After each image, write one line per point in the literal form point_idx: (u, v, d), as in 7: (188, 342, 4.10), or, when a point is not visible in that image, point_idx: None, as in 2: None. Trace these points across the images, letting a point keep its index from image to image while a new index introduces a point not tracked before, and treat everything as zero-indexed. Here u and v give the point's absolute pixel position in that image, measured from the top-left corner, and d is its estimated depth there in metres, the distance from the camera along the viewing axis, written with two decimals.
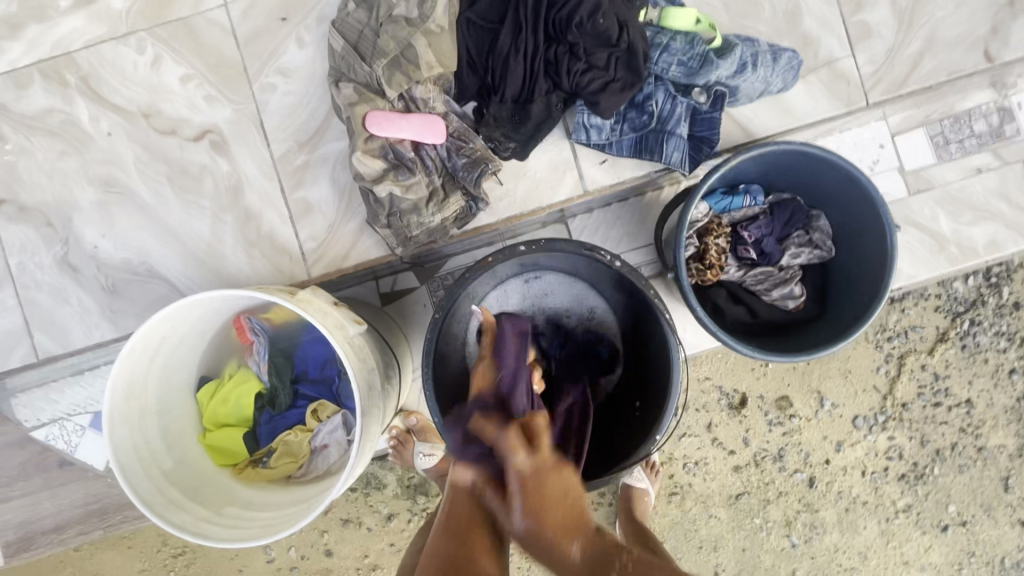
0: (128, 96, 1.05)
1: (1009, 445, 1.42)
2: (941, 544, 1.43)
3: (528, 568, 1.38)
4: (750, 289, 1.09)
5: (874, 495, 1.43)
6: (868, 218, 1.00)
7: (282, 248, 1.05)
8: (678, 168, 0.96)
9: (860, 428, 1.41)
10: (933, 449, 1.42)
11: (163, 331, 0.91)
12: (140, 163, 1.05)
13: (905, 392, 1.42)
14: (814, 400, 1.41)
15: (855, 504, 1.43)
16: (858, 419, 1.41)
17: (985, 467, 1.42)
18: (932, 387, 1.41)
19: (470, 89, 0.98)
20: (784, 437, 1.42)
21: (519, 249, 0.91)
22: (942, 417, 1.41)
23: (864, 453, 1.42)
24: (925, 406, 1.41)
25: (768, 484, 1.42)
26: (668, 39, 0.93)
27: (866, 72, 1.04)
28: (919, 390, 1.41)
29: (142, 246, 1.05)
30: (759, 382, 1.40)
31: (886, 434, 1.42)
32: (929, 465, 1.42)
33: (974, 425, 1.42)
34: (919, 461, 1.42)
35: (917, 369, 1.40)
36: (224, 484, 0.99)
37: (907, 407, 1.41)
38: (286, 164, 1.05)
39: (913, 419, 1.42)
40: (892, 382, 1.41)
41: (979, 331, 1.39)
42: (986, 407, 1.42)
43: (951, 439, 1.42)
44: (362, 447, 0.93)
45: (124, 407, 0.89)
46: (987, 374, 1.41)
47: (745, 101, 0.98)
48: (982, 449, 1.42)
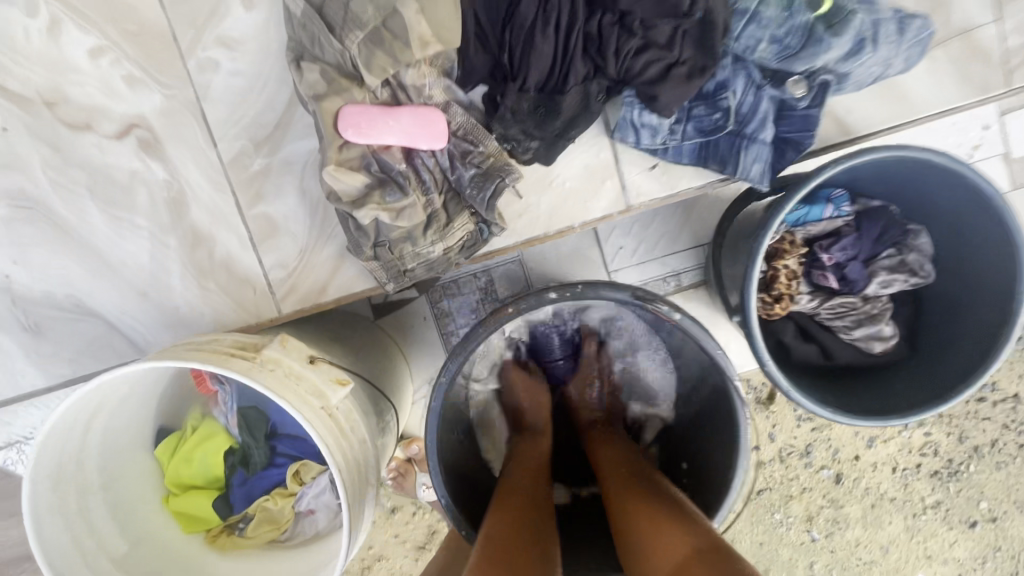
0: (22, 77, 0.78)
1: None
2: (967, 539, 1.28)
3: None
4: (823, 324, 0.89)
5: (902, 491, 1.28)
6: (994, 244, 0.77)
7: (242, 279, 0.83)
8: (756, 185, 0.72)
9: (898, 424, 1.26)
10: (971, 445, 1.26)
11: (90, 403, 0.72)
12: (49, 169, 0.81)
13: None
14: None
15: (881, 500, 1.28)
16: None
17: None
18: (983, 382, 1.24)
19: (480, 70, 0.72)
20: (814, 432, 1.27)
21: (548, 296, 0.73)
22: (983, 411, 1.25)
23: (896, 449, 1.27)
24: (967, 402, 1.25)
25: (792, 480, 1.28)
26: (758, 3, 0.66)
27: (1013, 45, 0.76)
28: None
29: (67, 276, 0.83)
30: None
31: (923, 429, 1.26)
32: (965, 461, 1.26)
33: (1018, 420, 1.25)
34: (954, 457, 1.26)
35: None
36: (192, 562, 0.84)
37: None
38: (240, 169, 0.80)
39: (953, 414, 1.25)
40: None
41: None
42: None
43: (991, 435, 1.26)
44: (353, 538, 0.76)
45: (52, 496, 0.73)
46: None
47: (853, 88, 0.72)
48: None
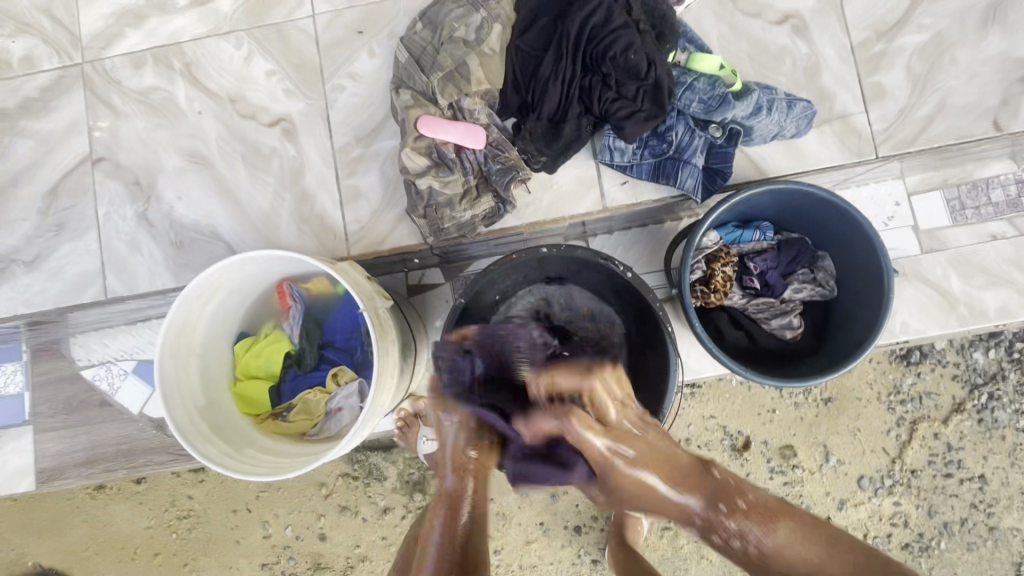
0: (220, 83, 1.22)
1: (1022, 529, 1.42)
2: None
3: None
4: (751, 317, 1.16)
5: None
6: (869, 261, 1.06)
7: (329, 227, 1.18)
8: (691, 194, 1.06)
9: (865, 488, 1.42)
10: (941, 521, 1.43)
11: (218, 281, 1.03)
12: (221, 141, 1.21)
13: (915, 459, 1.43)
14: (819, 453, 1.43)
15: None
16: (863, 479, 1.42)
17: (995, 548, 1.42)
18: (944, 458, 1.43)
19: (512, 106, 1.11)
20: (784, 486, 1.43)
21: (540, 251, 0.98)
22: (952, 488, 1.42)
23: (866, 515, 1.43)
24: (936, 475, 1.42)
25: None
26: (692, 80, 1.05)
27: (878, 128, 1.11)
28: (930, 458, 1.42)
29: (209, 211, 1.20)
30: (764, 427, 1.43)
31: (892, 499, 1.42)
32: (936, 537, 1.43)
33: (985, 502, 1.42)
34: (925, 531, 1.43)
35: (929, 437, 1.42)
36: (247, 430, 1.09)
37: (915, 474, 1.42)
38: (344, 155, 1.19)
39: (922, 487, 1.43)
40: (901, 447, 1.42)
41: (997, 407, 1.42)
42: (1001, 486, 1.42)
43: (960, 513, 1.43)
44: (372, 409, 1.01)
45: (174, 344, 1.01)
46: (1003, 452, 1.43)
47: (759, 141, 1.07)
48: (993, 528, 1.42)
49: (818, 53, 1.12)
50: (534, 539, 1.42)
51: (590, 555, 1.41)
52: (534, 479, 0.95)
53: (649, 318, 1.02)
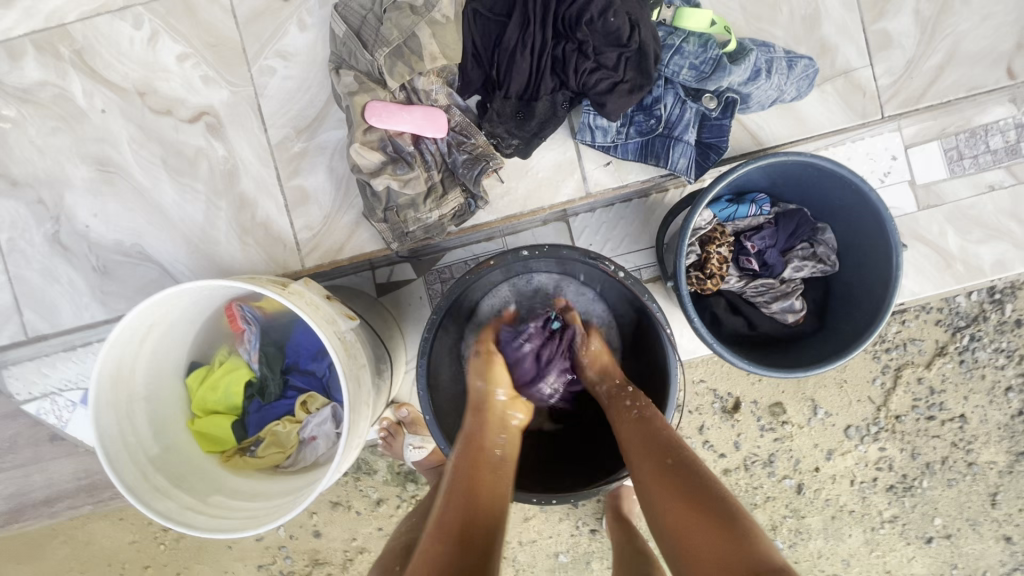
0: (123, 73, 1.02)
1: (999, 462, 1.41)
2: (924, 555, 1.44)
3: (513, 557, 1.42)
4: (749, 300, 1.08)
5: (861, 504, 1.43)
6: (876, 235, 0.97)
7: (276, 237, 1.03)
8: (683, 176, 0.93)
9: (852, 437, 1.41)
10: (923, 462, 1.41)
11: (151, 318, 0.90)
12: (133, 144, 1.03)
13: (900, 405, 1.41)
14: (807, 408, 1.40)
15: (841, 512, 1.43)
16: (850, 429, 1.40)
17: (973, 482, 1.41)
18: (927, 402, 1.40)
19: (475, 83, 0.95)
20: (775, 442, 1.41)
21: (522, 254, 0.89)
22: (934, 430, 1.40)
23: (853, 462, 1.42)
24: (918, 419, 1.40)
25: (756, 488, 1.43)
26: (681, 41, 0.90)
27: (884, 84, 1.00)
28: (914, 403, 1.40)
29: (133, 228, 1.04)
30: (753, 388, 1.39)
31: (878, 444, 1.41)
32: (919, 477, 1.42)
33: (966, 440, 1.40)
34: (908, 472, 1.42)
35: (913, 382, 1.38)
36: (211, 472, 0.99)
37: (900, 419, 1.40)
38: (284, 151, 1.02)
39: (906, 431, 1.41)
40: (886, 394, 1.39)
41: (978, 347, 1.38)
42: (980, 423, 1.40)
43: (942, 452, 1.41)
44: (350, 443, 0.91)
45: (110, 394, 0.89)
46: (983, 391, 1.40)
47: (757, 109, 0.95)
48: (972, 464, 1.41)
49: None
50: (531, 516, 1.40)
51: (588, 525, 1.39)
52: (535, 503, 0.88)
53: (644, 316, 0.93)
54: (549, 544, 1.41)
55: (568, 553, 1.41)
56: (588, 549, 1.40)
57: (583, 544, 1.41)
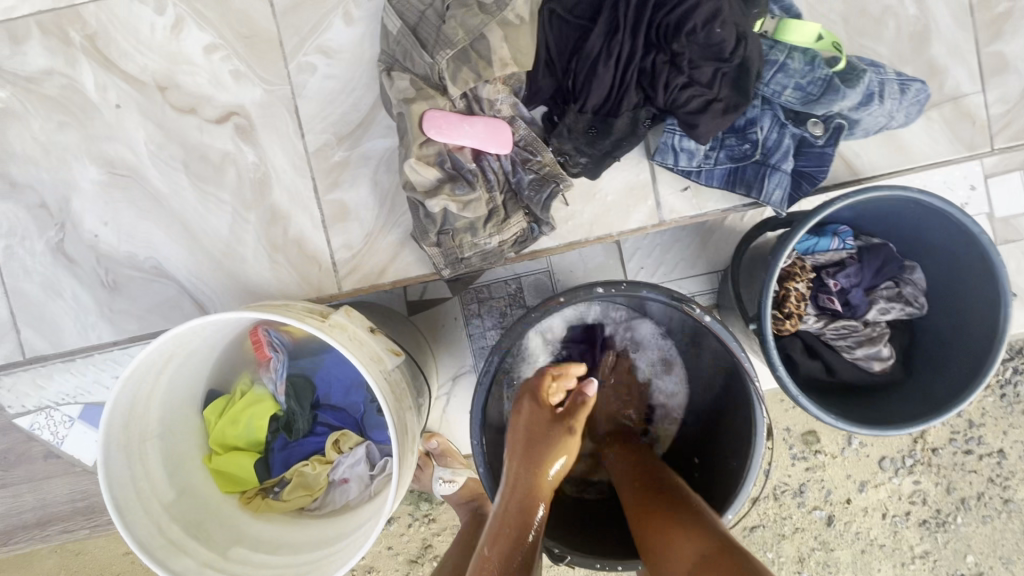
0: (142, 63, 0.90)
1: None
2: None
3: None
4: (828, 342, 0.98)
5: (892, 538, 1.35)
6: (981, 281, 0.88)
7: (311, 256, 0.92)
8: (775, 209, 0.83)
9: (886, 469, 1.33)
10: (958, 497, 1.33)
11: (172, 348, 0.79)
12: (152, 145, 0.91)
13: (936, 436, 1.33)
14: (841, 437, 1.32)
15: (872, 546, 1.34)
16: (884, 460, 1.33)
17: (1008, 520, 1.33)
18: (965, 435, 1.32)
19: (545, 92, 0.85)
20: (807, 471, 1.34)
21: (596, 291, 0.79)
22: (972, 465, 1.32)
23: (886, 495, 1.33)
24: (955, 452, 1.32)
25: (785, 519, 1.35)
26: (785, 57, 0.80)
27: (996, 112, 0.90)
28: (951, 435, 1.32)
29: (149, 240, 0.92)
30: (787, 414, 1.32)
31: (912, 477, 1.33)
32: (953, 513, 1.33)
33: (1003, 477, 1.32)
34: (942, 507, 1.33)
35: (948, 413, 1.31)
36: (232, 519, 0.88)
37: (936, 452, 1.32)
38: (322, 159, 0.91)
39: (942, 465, 1.33)
40: (924, 425, 1.32)
41: (1020, 380, 1.30)
42: (1019, 458, 1.32)
43: (977, 488, 1.33)
44: (396, 495, 0.81)
45: (122, 435, 0.78)
46: (1022, 425, 1.31)
47: (861, 136, 0.84)
48: (1008, 501, 1.32)
49: (931, 14, 0.88)
50: None
51: None
52: (598, 568, 0.77)
53: (728, 362, 0.84)
54: None
55: None
56: None
57: None
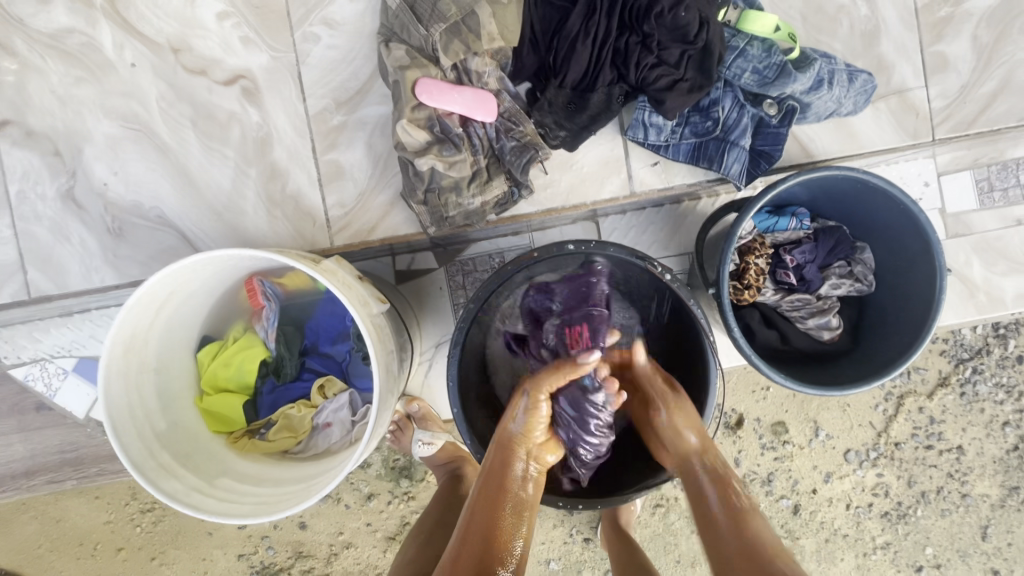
0: (158, 26, 0.97)
1: (992, 495, 1.40)
2: None
3: None
4: (784, 314, 1.07)
5: (855, 528, 1.42)
6: (921, 258, 0.96)
7: (306, 212, 0.99)
8: (734, 182, 0.93)
9: (851, 461, 1.39)
10: (919, 490, 1.40)
11: (172, 285, 0.85)
12: (162, 102, 0.98)
13: (900, 432, 1.40)
14: (809, 429, 1.39)
15: (835, 535, 1.41)
16: (850, 452, 1.39)
17: (965, 514, 1.40)
18: (926, 430, 1.39)
19: (528, 68, 0.93)
20: (775, 462, 1.40)
21: (567, 247, 0.86)
22: (931, 459, 1.39)
23: (850, 487, 1.41)
24: (917, 447, 1.39)
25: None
26: (745, 44, 0.90)
27: (936, 106, 1.01)
28: (913, 431, 1.39)
29: (155, 191, 0.98)
30: (758, 404, 1.37)
31: (875, 470, 1.40)
32: (913, 505, 1.41)
33: (961, 471, 1.40)
34: (903, 500, 1.41)
35: (914, 411, 1.38)
36: (219, 454, 0.94)
37: (899, 446, 1.39)
38: (321, 123, 0.98)
39: (904, 458, 1.40)
40: (888, 421, 1.39)
41: (979, 379, 1.37)
42: (976, 455, 1.40)
43: (937, 482, 1.40)
44: (374, 432, 0.87)
45: (122, 362, 0.83)
46: (981, 423, 1.39)
47: (813, 119, 0.94)
48: (965, 495, 1.40)
49: (880, 15, 0.99)
50: None
51: (582, 533, 1.36)
52: (560, 507, 0.86)
53: (688, 322, 0.92)
54: (540, 550, 1.38)
55: (559, 561, 1.37)
56: (580, 558, 1.37)
57: (575, 553, 1.38)
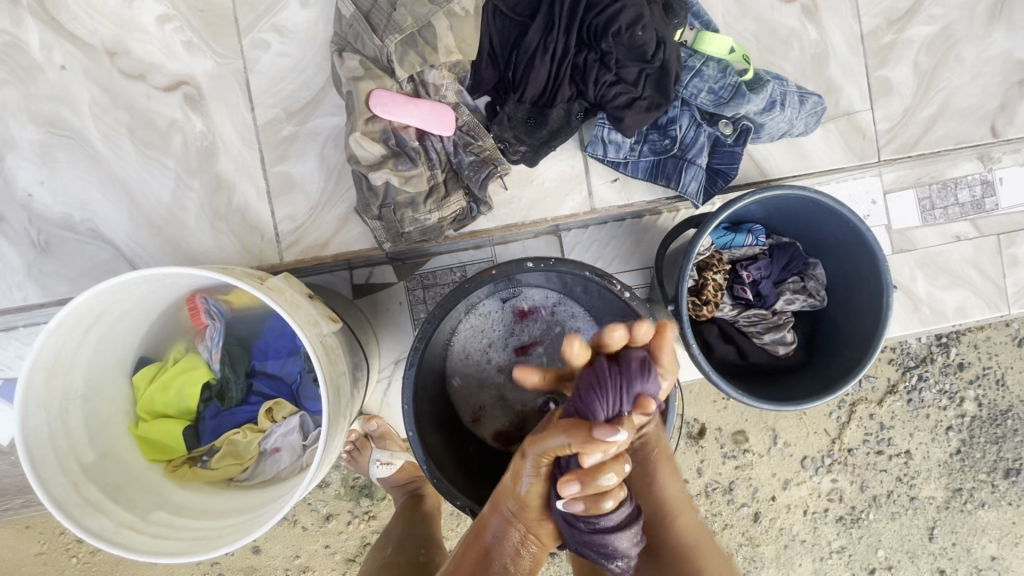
0: (92, 28, 0.91)
1: (938, 497, 1.45)
2: None
3: None
4: (741, 329, 1.08)
5: (812, 534, 1.44)
6: (869, 276, 0.99)
7: (253, 225, 0.94)
8: (692, 200, 0.94)
9: (807, 468, 1.42)
10: (870, 494, 1.45)
11: (103, 304, 0.79)
12: (96, 108, 0.91)
13: (852, 438, 1.44)
14: (768, 437, 1.41)
15: (793, 541, 1.44)
16: (806, 460, 1.42)
17: (914, 516, 1.45)
18: (877, 436, 1.44)
19: (488, 82, 0.92)
20: (736, 470, 1.41)
21: (526, 266, 0.86)
22: (882, 464, 1.44)
23: (807, 492, 1.43)
24: (868, 452, 1.44)
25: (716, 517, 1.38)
26: (701, 64, 0.91)
27: (882, 128, 1.05)
28: (865, 437, 1.43)
29: (87, 203, 0.92)
30: (718, 414, 1.39)
31: (830, 476, 1.43)
32: (865, 509, 1.45)
33: (910, 475, 1.45)
34: (856, 504, 1.44)
35: (865, 418, 1.42)
36: (154, 485, 0.87)
37: (852, 452, 1.43)
38: (271, 133, 0.94)
39: (856, 464, 1.44)
40: (841, 427, 1.42)
41: (924, 387, 1.43)
42: (923, 459, 1.45)
43: (887, 486, 1.45)
44: (323, 459, 0.83)
45: (43, 389, 0.76)
46: (927, 428, 1.45)
47: (767, 139, 0.96)
48: (913, 498, 1.45)
49: (829, 39, 1.02)
50: None
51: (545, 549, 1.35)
52: None
53: None
54: None
55: None
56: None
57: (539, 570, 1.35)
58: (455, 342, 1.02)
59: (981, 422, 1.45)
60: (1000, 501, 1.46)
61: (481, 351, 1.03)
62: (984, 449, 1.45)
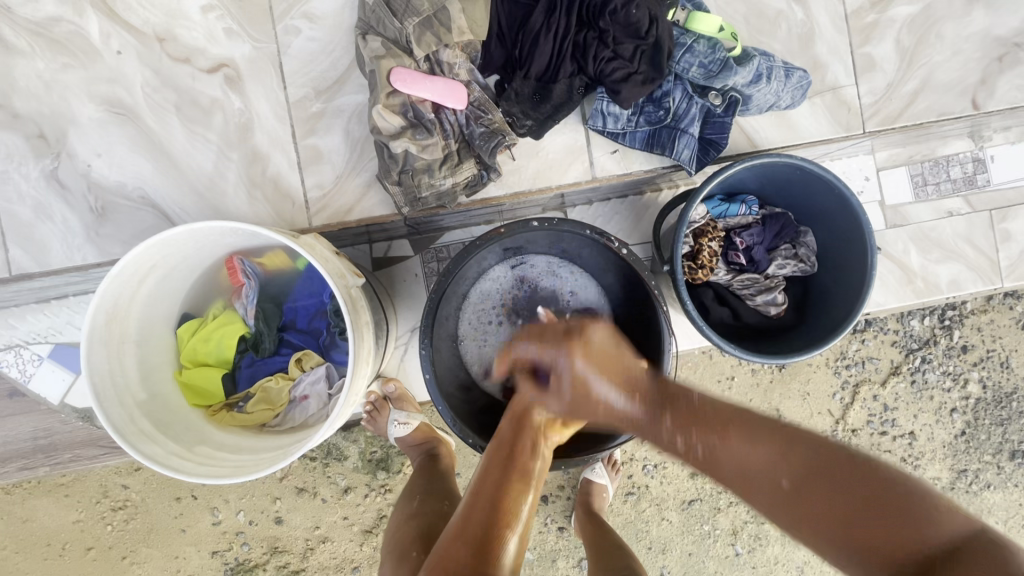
0: (144, 17, 1.02)
1: (942, 478, 1.49)
2: None
3: None
4: (736, 293, 1.15)
5: None
6: (853, 239, 1.06)
7: (285, 193, 1.04)
8: (685, 166, 1.03)
9: None
10: None
11: (156, 257, 0.89)
12: (147, 88, 1.02)
13: (856, 418, 1.48)
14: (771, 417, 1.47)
15: None
16: None
17: None
18: (881, 417, 1.48)
19: (496, 61, 1.00)
20: None
21: (531, 225, 0.94)
22: (885, 445, 1.48)
23: None
24: (872, 433, 1.48)
25: (720, 493, 1.40)
26: (692, 41, 0.98)
27: (866, 102, 1.11)
28: (868, 418, 1.47)
29: (139, 173, 1.03)
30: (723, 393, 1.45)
31: None
32: None
33: (914, 456, 1.48)
34: None
35: (869, 399, 1.47)
36: (197, 425, 0.97)
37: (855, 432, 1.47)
38: (301, 110, 1.04)
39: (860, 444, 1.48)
40: (844, 408, 1.47)
41: (928, 368, 1.46)
42: (927, 440, 1.48)
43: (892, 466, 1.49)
44: (348, 397, 0.91)
45: (104, 330, 0.86)
46: (931, 411, 1.48)
47: (755, 111, 1.04)
48: None
49: (814, 19, 1.09)
50: None
51: (556, 522, 1.41)
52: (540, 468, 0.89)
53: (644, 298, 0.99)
54: None
55: (535, 550, 1.42)
56: (554, 547, 1.41)
57: (550, 542, 1.42)
58: (468, 305, 1.11)
59: (985, 403, 1.48)
60: (1006, 482, 1.48)
61: (489, 313, 1.11)
62: (989, 431, 1.48)
